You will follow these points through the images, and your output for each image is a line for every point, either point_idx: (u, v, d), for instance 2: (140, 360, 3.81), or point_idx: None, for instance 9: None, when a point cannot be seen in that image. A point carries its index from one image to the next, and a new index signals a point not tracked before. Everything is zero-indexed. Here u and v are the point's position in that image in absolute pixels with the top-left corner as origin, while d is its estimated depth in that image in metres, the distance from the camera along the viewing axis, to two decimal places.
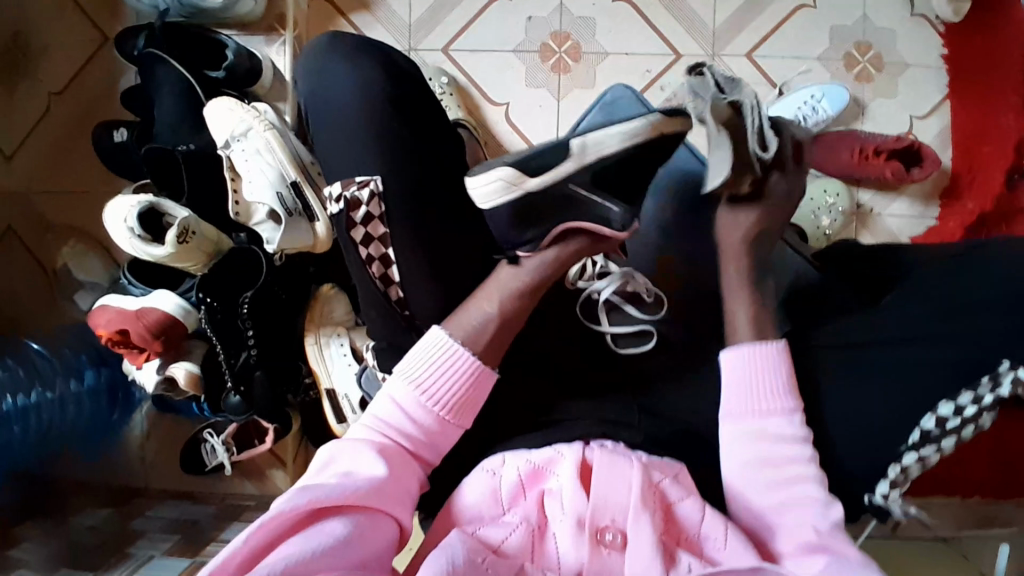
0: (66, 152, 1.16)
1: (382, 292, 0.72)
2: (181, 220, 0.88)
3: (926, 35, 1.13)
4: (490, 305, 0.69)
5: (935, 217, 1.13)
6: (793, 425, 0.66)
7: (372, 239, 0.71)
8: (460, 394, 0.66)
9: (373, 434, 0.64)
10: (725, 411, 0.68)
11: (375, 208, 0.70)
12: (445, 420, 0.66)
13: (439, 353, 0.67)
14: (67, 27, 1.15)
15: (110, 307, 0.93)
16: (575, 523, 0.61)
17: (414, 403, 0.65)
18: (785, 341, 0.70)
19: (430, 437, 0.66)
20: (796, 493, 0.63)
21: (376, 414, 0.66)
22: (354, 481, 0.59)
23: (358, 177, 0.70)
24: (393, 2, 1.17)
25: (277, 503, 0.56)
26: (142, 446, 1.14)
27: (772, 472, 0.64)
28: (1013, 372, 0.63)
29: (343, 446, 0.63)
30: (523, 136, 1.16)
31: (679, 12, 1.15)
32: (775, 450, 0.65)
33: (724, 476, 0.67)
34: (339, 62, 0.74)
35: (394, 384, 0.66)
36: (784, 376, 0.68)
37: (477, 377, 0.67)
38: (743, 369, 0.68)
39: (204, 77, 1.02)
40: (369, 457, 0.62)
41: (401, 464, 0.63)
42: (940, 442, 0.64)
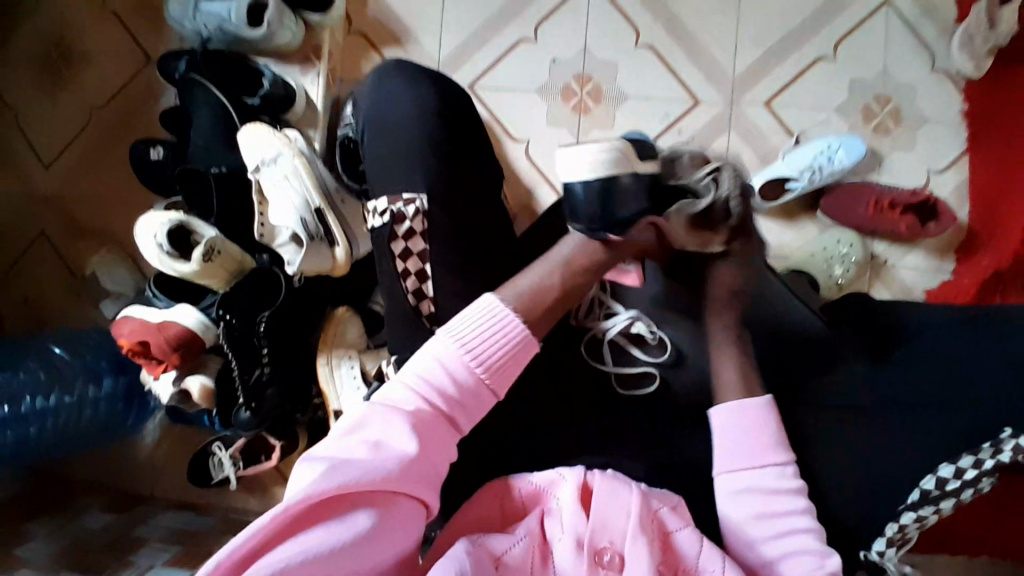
0: (102, 163, 1.21)
1: (414, 306, 0.74)
2: (207, 240, 0.92)
3: (948, 90, 1.15)
4: (548, 278, 0.67)
5: (950, 272, 1.12)
6: (787, 479, 0.67)
7: (411, 254, 0.74)
8: (505, 361, 0.62)
9: (410, 396, 0.60)
10: (718, 470, 0.69)
11: (418, 225, 0.74)
12: (487, 385, 0.61)
13: (490, 320, 0.62)
14: (114, 45, 1.22)
15: (135, 318, 0.97)
16: (574, 544, 0.61)
17: (458, 370, 0.60)
18: (770, 395, 0.71)
19: (469, 402, 0.61)
20: (794, 544, 0.65)
21: (417, 373, 0.60)
22: (383, 461, 0.56)
23: (405, 193, 0.74)
24: (424, 38, 1.22)
25: (303, 487, 0.53)
26: (152, 454, 1.15)
27: (774, 519, 0.66)
28: (1013, 440, 0.67)
29: (377, 412, 0.59)
30: (541, 172, 1.19)
31: (700, 59, 1.18)
32: (771, 505, 0.66)
33: (723, 512, 0.68)
34: (399, 82, 0.80)
35: (438, 341, 0.61)
36: (774, 429, 0.69)
37: (524, 346, 0.63)
38: (735, 422, 0.69)
39: (242, 103, 1.07)
40: (401, 430, 0.58)
41: (435, 438, 0.59)
42: (937, 504, 0.67)
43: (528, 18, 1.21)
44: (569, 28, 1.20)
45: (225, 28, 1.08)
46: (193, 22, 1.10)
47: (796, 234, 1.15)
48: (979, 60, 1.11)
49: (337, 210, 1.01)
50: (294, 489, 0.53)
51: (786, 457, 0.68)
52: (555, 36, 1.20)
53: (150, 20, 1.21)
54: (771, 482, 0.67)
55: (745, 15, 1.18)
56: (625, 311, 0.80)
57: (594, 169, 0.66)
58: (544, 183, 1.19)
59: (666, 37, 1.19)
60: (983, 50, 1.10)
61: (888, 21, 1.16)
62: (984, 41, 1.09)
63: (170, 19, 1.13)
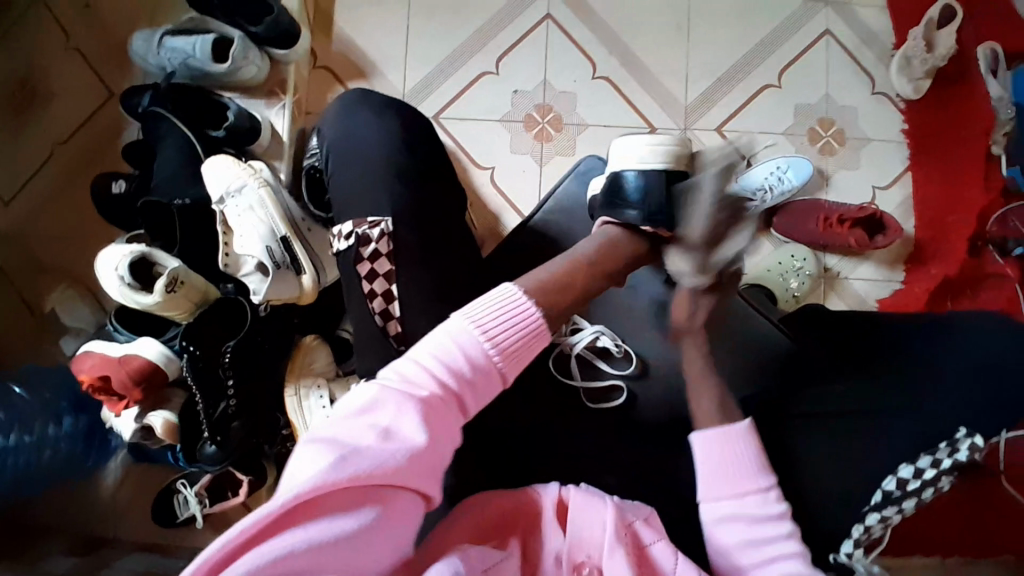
0: (64, 200, 1.20)
1: (381, 328, 0.75)
2: (170, 271, 0.91)
3: (887, 111, 1.22)
4: (564, 275, 0.73)
5: (902, 281, 1.17)
6: (771, 503, 0.69)
7: (377, 275, 0.75)
8: (517, 345, 0.64)
9: (425, 375, 0.60)
10: (705, 497, 0.71)
11: (383, 246, 0.75)
12: (499, 368, 0.63)
13: (506, 303, 0.65)
14: (77, 81, 1.22)
15: (95, 353, 0.96)
16: (554, 560, 0.63)
17: (474, 353, 0.62)
18: (749, 419, 0.73)
19: (482, 383, 0.62)
20: (779, 567, 0.65)
21: (435, 353, 0.61)
22: (395, 447, 0.55)
23: (370, 217, 0.77)
24: (389, 72, 1.25)
25: (312, 473, 0.51)
26: (114, 496, 1.11)
27: (759, 542, 0.67)
28: (969, 440, 0.73)
29: (391, 396, 0.58)
30: (507, 198, 1.22)
31: (653, 88, 1.24)
32: (756, 532, 0.67)
33: (713, 539, 0.69)
34: (363, 111, 0.84)
35: (456, 322, 0.63)
36: (755, 454, 0.71)
37: (537, 333, 0.66)
38: (716, 451, 0.71)
39: (206, 136, 1.08)
40: (414, 415, 0.57)
41: (444, 425, 0.59)
42: (900, 504, 0.72)
43: (491, 51, 1.25)
44: (530, 61, 1.25)
45: (190, 64, 1.10)
46: (157, 57, 1.12)
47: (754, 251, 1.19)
48: (916, 82, 1.19)
49: (302, 239, 1.02)
50: (304, 474, 0.52)
51: (767, 482, 0.70)
52: (516, 68, 1.25)
53: (114, 57, 1.22)
54: (754, 508, 0.69)
55: (696, 47, 1.24)
56: (591, 326, 0.85)
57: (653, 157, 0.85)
58: (509, 209, 1.22)
59: (622, 68, 1.24)
60: (920, 72, 1.18)
61: (828, 50, 1.24)
62: (921, 64, 1.17)
63: (134, 54, 1.14)
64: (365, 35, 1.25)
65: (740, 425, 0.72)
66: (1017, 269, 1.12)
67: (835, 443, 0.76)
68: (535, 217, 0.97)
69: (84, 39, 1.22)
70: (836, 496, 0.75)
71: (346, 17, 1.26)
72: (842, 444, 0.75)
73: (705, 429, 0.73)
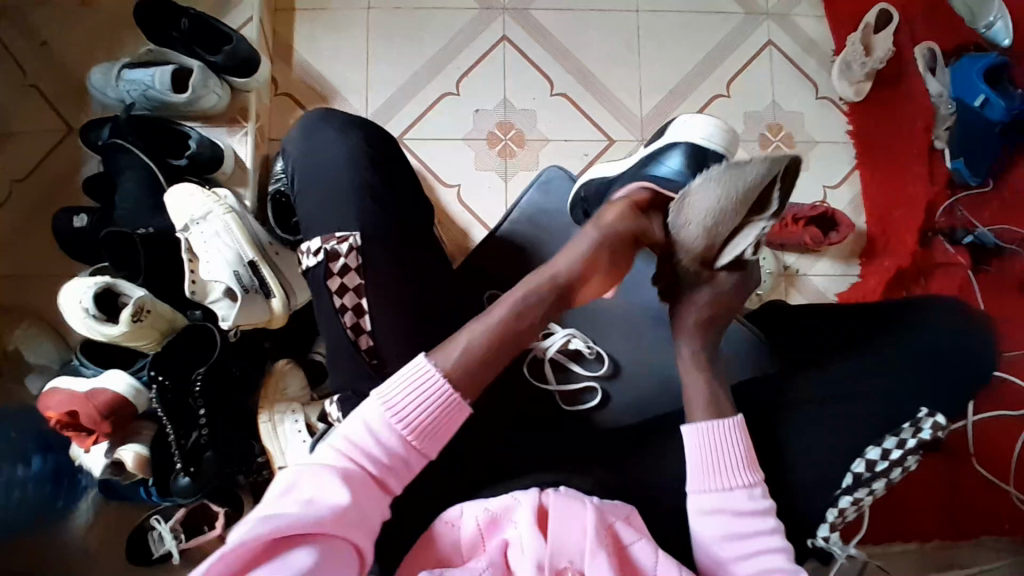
0: (26, 238, 1.18)
1: (352, 341, 0.75)
2: (136, 299, 0.90)
3: (832, 114, 1.29)
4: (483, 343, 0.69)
5: (858, 274, 1.23)
6: (757, 497, 0.70)
7: (347, 289, 0.76)
8: (433, 421, 0.65)
9: (338, 457, 0.62)
10: (691, 489, 0.71)
11: (352, 260, 0.77)
12: (415, 448, 0.64)
13: (417, 380, 0.65)
14: (35, 118, 1.21)
15: (62, 389, 0.93)
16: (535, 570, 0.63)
17: (385, 426, 0.64)
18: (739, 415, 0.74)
19: (398, 464, 0.64)
20: (766, 559, 0.67)
21: (347, 435, 0.63)
22: (316, 511, 0.57)
23: (337, 233, 0.77)
24: (351, 97, 1.27)
25: (237, 534, 0.54)
26: (85, 537, 1.07)
27: (743, 534, 0.69)
28: (930, 418, 0.77)
29: (307, 472, 0.61)
30: (475, 214, 1.24)
31: (609, 102, 1.28)
32: (743, 525, 0.69)
33: (697, 530, 0.70)
34: (325, 131, 0.85)
35: (368, 406, 0.64)
36: (744, 450, 0.72)
37: (455, 407, 0.66)
38: (706, 446, 0.72)
39: (168, 165, 1.08)
40: (333, 484, 0.60)
41: (366, 495, 0.62)
42: (870, 486, 0.76)
43: (450, 74, 1.28)
44: (488, 82, 1.28)
45: (149, 95, 1.10)
46: (116, 90, 1.12)
47: None
48: (858, 85, 1.26)
49: (271, 262, 1.02)
50: (229, 540, 0.54)
51: (756, 477, 0.71)
52: (475, 89, 1.28)
53: (73, 93, 1.22)
54: (743, 502, 0.70)
55: (647, 61, 1.30)
56: (562, 330, 0.89)
57: (704, 133, 0.88)
58: (478, 225, 1.23)
59: (579, 85, 1.29)
60: (860, 75, 1.25)
61: (772, 59, 1.30)
62: (861, 67, 1.23)
63: (93, 88, 1.14)
64: (326, 62, 1.28)
65: (731, 419, 0.73)
66: (967, 256, 1.18)
67: (800, 424, 0.79)
68: (500, 228, 1.04)
69: (40, 75, 1.22)
70: (809, 479, 0.77)
71: (305, 45, 1.28)
72: (808, 429, 0.78)
73: (697, 421, 0.74)
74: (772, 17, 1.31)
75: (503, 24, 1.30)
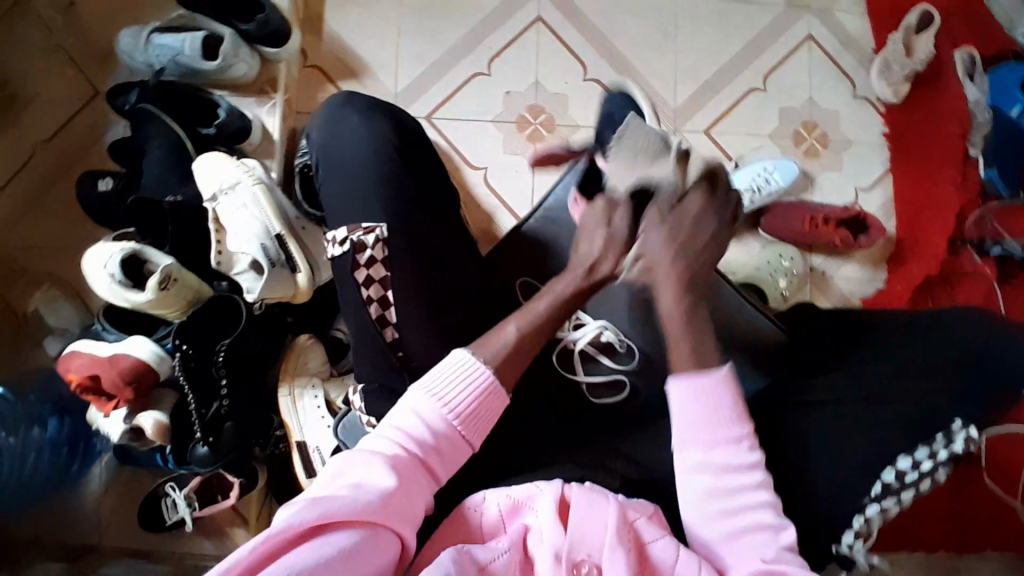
0: (49, 199, 1.17)
1: (378, 332, 0.75)
2: (164, 267, 0.89)
3: (868, 114, 1.27)
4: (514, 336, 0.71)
5: (882, 282, 1.21)
6: (746, 452, 0.68)
7: (373, 281, 0.75)
8: (475, 411, 0.67)
9: (390, 445, 0.64)
10: (677, 441, 0.69)
11: (378, 253, 0.75)
12: (463, 437, 0.66)
13: (461, 372, 0.68)
14: (61, 80, 1.20)
15: (84, 353, 0.93)
16: (554, 558, 0.62)
17: (434, 416, 0.65)
18: (728, 365, 0.71)
19: (447, 451, 0.65)
20: (753, 518, 0.66)
21: (396, 425, 0.65)
22: (365, 495, 0.58)
23: (364, 223, 0.76)
24: (381, 72, 1.25)
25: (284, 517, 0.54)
26: (99, 501, 1.08)
27: (732, 489, 0.67)
28: (964, 431, 0.73)
29: (356, 456, 0.63)
30: (501, 198, 1.22)
31: (642, 90, 1.26)
32: (727, 477, 0.67)
33: (684, 486, 0.69)
34: (351, 114, 0.83)
35: (415, 396, 0.66)
36: (728, 402, 0.70)
37: (494, 395, 0.68)
38: (694, 398, 0.69)
39: (196, 133, 1.07)
40: (382, 470, 0.61)
41: (414, 481, 0.63)
42: (898, 495, 0.72)
43: (482, 53, 1.26)
44: (521, 64, 1.26)
45: (179, 61, 1.08)
46: (145, 54, 1.10)
47: (742, 252, 1.21)
48: (896, 86, 1.23)
49: (298, 237, 1.01)
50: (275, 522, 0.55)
51: (739, 430, 0.69)
52: (506, 71, 1.26)
53: (101, 55, 1.20)
54: (728, 458, 0.68)
55: (683, 50, 1.27)
56: (593, 320, 0.89)
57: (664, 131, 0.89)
58: (503, 209, 1.22)
59: (612, 71, 1.26)
60: (900, 76, 1.22)
61: (810, 54, 1.28)
62: (901, 68, 1.22)
63: (121, 51, 1.12)
64: (357, 35, 1.26)
65: (718, 370, 0.70)
66: (994, 268, 1.16)
67: None
68: (527, 222, 0.96)
69: (66, 33, 1.20)
70: (835, 481, 0.74)
71: (337, 17, 1.26)
72: None
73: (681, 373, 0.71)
74: (813, 11, 1.29)
75: (539, 5, 1.27)
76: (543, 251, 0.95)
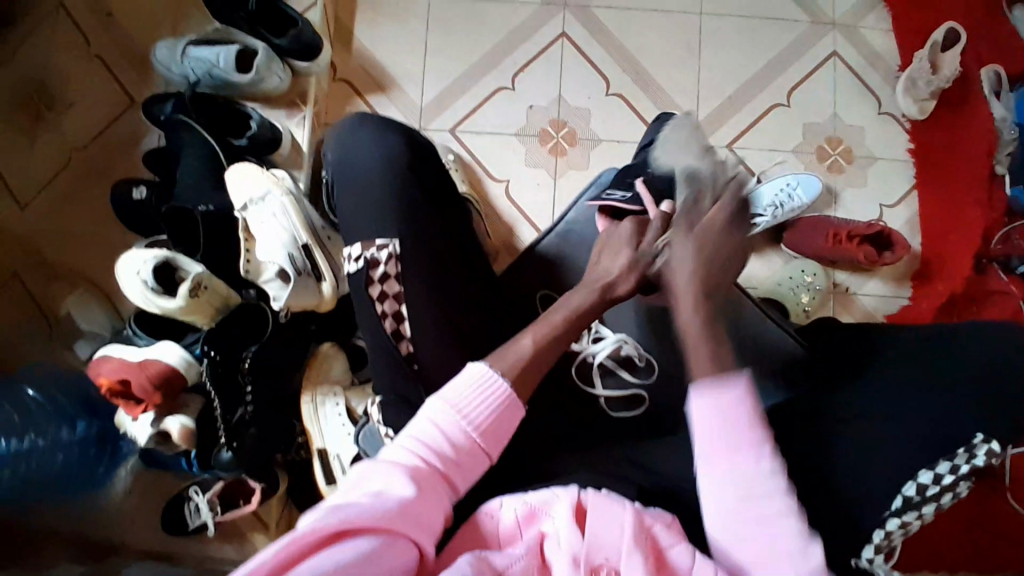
0: (83, 205, 1.20)
1: (393, 346, 0.75)
2: (193, 275, 0.91)
3: (894, 130, 1.26)
4: (531, 354, 0.72)
5: (908, 297, 1.20)
6: (767, 463, 0.65)
7: (387, 296, 0.76)
8: (492, 421, 0.68)
9: (408, 455, 0.64)
10: (699, 454, 0.66)
11: (393, 267, 0.76)
12: (480, 446, 0.67)
13: (477, 383, 0.68)
14: (98, 90, 1.23)
15: (114, 356, 0.96)
16: (570, 563, 0.62)
17: (452, 427, 0.66)
18: (747, 374, 0.67)
19: (464, 461, 0.66)
20: (779, 533, 0.63)
21: (414, 435, 0.66)
22: (383, 503, 0.59)
23: (377, 240, 0.77)
24: (407, 85, 1.27)
25: (305, 522, 0.55)
26: (124, 502, 1.10)
27: (756, 502, 0.64)
28: (986, 445, 0.72)
29: (375, 467, 0.63)
30: (522, 211, 1.24)
31: (665, 104, 1.27)
32: (751, 493, 0.64)
33: (708, 503, 0.65)
34: (365, 132, 0.82)
35: (433, 407, 0.67)
36: (750, 416, 0.66)
37: (511, 406, 0.69)
38: (716, 409, 0.66)
39: (228, 143, 1.10)
40: (400, 479, 0.62)
41: (433, 490, 0.63)
42: (919, 509, 0.72)
43: (507, 67, 1.28)
44: (544, 78, 1.27)
45: (213, 73, 1.11)
46: (180, 66, 1.14)
47: (763, 265, 1.20)
48: (922, 103, 1.23)
49: (324, 248, 1.02)
50: (297, 527, 0.55)
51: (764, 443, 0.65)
52: (530, 84, 1.27)
53: (137, 66, 1.24)
54: (751, 471, 0.64)
55: (706, 65, 1.28)
56: (612, 335, 0.90)
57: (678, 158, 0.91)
58: (524, 221, 1.23)
59: (634, 85, 1.27)
60: (926, 93, 1.22)
61: (835, 70, 1.27)
62: (927, 84, 1.21)
63: (156, 63, 1.15)
64: (385, 49, 1.28)
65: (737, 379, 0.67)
66: (1020, 286, 1.15)
67: None
68: (545, 241, 0.98)
69: (104, 45, 1.24)
70: (861, 496, 0.73)
71: (365, 32, 1.28)
72: None
73: (702, 383, 0.67)
74: (838, 27, 1.29)
75: (563, 20, 1.29)
76: (558, 267, 0.97)
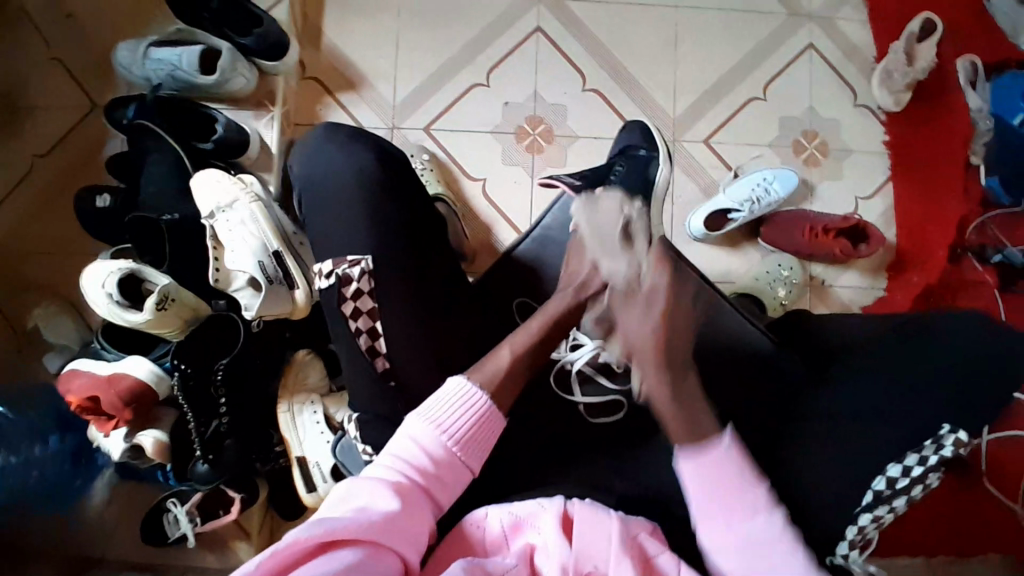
0: (48, 214, 1.17)
1: (368, 363, 0.74)
2: (160, 288, 0.89)
3: (870, 122, 1.26)
4: (505, 368, 0.71)
5: (884, 289, 1.21)
6: (765, 517, 0.64)
7: (360, 313, 0.74)
8: (473, 434, 0.67)
9: (390, 472, 0.64)
10: (698, 520, 0.66)
11: (365, 284, 0.75)
12: (461, 459, 0.66)
13: (456, 395, 0.68)
14: (60, 93, 1.19)
15: (83, 373, 0.93)
16: (563, 571, 0.62)
17: (433, 440, 0.66)
18: (729, 427, 0.68)
19: (446, 476, 0.65)
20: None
21: (396, 452, 0.65)
22: (368, 516, 0.58)
23: (348, 256, 0.75)
24: (380, 84, 1.24)
25: (290, 532, 0.53)
26: (103, 514, 1.08)
27: (763, 553, 0.64)
28: (953, 435, 0.71)
29: (359, 483, 0.62)
30: (501, 210, 1.22)
31: (642, 99, 1.25)
32: (756, 543, 0.64)
33: (715, 568, 0.66)
34: (333, 145, 0.80)
35: (414, 424, 0.66)
36: (740, 470, 0.66)
37: (490, 418, 0.69)
38: (705, 474, 0.66)
39: (193, 147, 1.06)
40: (383, 494, 0.61)
41: (417, 504, 0.62)
42: (890, 503, 0.71)
43: (481, 64, 1.25)
44: (520, 74, 1.25)
45: (176, 75, 1.08)
46: (143, 69, 1.10)
47: (741, 261, 1.22)
48: (897, 94, 1.22)
49: (295, 253, 1.01)
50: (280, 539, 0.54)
51: (760, 494, 0.65)
52: (506, 80, 1.25)
53: (99, 68, 1.20)
54: (751, 529, 0.64)
55: (684, 60, 1.26)
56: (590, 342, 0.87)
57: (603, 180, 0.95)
58: (503, 220, 1.22)
59: (611, 81, 1.26)
60: (901, 84, 1.22)
61: (811, 62, 1.27)
62: (903, 76, 1.21)
63: (118, 65, 1.12)
64: (356, 47, 1.25)
65: (718, 438, 0.67)
66: (995, 275, 1.15)
67: None
68: (521, 246, 0.96)
69: (64, 47, 1.20)
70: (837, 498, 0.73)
71: (335, 29, 1.25)
72: None
73: (685, 448, 0.68)
74: (814, 20, 1.28)
75: (539, 15, 1.27)
76: (536, 272, 0.95)
